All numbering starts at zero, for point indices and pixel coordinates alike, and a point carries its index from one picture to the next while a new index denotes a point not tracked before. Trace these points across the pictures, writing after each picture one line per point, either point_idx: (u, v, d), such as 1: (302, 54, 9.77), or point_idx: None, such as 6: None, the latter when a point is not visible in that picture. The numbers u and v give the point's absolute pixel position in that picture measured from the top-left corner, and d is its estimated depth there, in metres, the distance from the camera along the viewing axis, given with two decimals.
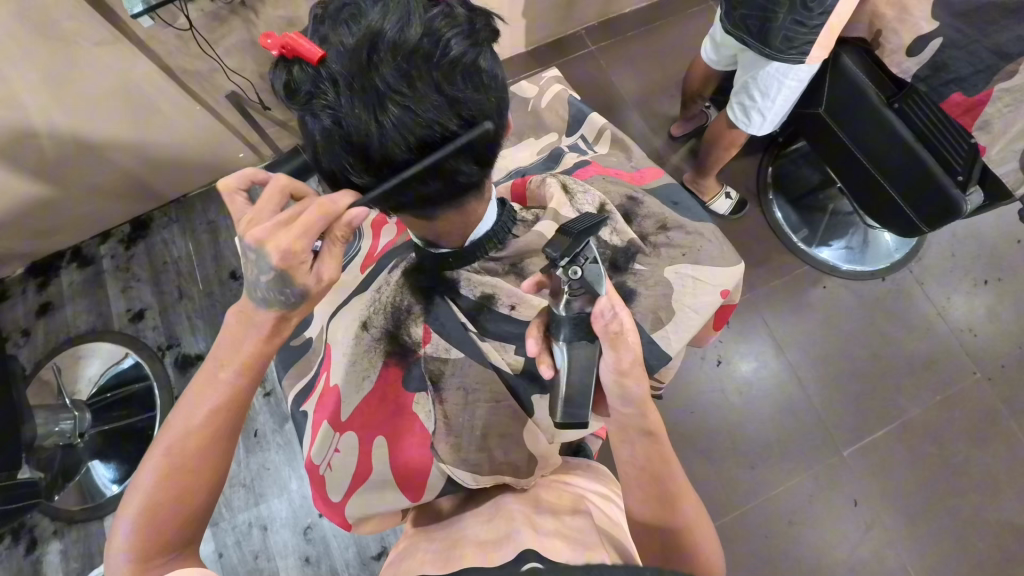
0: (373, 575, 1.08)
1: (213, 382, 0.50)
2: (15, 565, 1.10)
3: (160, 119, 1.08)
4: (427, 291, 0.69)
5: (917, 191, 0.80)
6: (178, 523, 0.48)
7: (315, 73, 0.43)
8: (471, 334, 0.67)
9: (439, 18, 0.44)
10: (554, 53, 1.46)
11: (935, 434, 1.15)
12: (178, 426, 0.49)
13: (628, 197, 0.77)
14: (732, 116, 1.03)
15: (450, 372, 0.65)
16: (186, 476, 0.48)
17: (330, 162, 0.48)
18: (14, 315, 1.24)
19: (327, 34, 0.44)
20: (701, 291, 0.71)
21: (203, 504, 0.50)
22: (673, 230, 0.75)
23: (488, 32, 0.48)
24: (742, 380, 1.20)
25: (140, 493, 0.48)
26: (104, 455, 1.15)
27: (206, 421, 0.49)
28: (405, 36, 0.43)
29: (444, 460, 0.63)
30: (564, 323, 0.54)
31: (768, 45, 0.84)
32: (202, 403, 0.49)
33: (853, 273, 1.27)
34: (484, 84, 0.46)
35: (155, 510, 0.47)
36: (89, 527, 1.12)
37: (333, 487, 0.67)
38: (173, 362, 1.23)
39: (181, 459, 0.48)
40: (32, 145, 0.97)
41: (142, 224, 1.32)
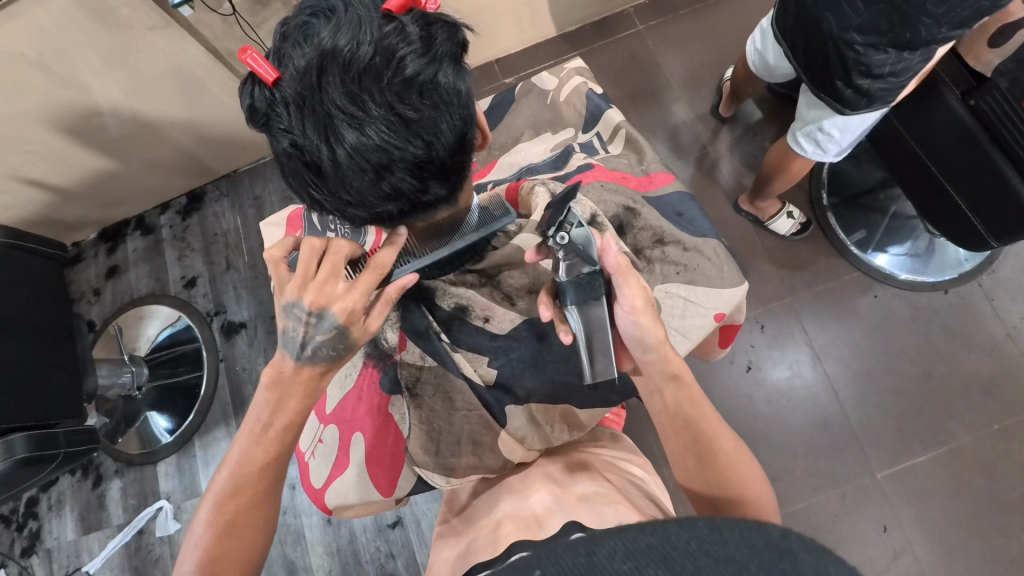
0: (388, 542, 1.14)
1: (260, 440, 0.53)
2: (84, 496, 1.24)
3: (211, 100, 1.14)
4: (404, 296, 0.68)
5: (955, 164, 0.77)
6: (236, 574, 0.51)
7: (272, 95, 0.44)
8: (444, 346, 0.67)
9: (392, 36, 0.43)
10: (597, 34, 1.40)
11: (988, 465, 1.05)
12: (224, 484, 0.52)
13: (625, 208, 0.74)
14: (798, 146, 0.98)
15: (425, 379, 0.67)
16: (237, 527, 0.52)
17: (293, 180, 0.49)
18: (88, 275, 1.38)
19: (284, 54, 0.44)
20: (692, 313, 0.69)
21: (257, 544, 0.53)
22: (670, 245, 0.72)
23: (452, 45, 0.46)
24: (772, 388, 1.15)
25: (194, 550, 0.50)
26: (159, 407, 1.27)
27: (251, 478, 0.52)
28: (354, 53, 0.42)
29: (417, 464, 0.66)
30: (568, 289, 0.54)
31: (844, 105, 0.83)
32: (251, 455, 0.53)
33: (912, 283, 1.16)
34: (444, 100, 0.45)
35: (210, 562, 0.50)
36: (144, 470, 1.24)
37: (316, 473, 0.73)
38: (219, 327, 1.32)
39: (232, 515, 0.52)
40: (98, 122, 1.06)
41: (197, 197, 1.41)
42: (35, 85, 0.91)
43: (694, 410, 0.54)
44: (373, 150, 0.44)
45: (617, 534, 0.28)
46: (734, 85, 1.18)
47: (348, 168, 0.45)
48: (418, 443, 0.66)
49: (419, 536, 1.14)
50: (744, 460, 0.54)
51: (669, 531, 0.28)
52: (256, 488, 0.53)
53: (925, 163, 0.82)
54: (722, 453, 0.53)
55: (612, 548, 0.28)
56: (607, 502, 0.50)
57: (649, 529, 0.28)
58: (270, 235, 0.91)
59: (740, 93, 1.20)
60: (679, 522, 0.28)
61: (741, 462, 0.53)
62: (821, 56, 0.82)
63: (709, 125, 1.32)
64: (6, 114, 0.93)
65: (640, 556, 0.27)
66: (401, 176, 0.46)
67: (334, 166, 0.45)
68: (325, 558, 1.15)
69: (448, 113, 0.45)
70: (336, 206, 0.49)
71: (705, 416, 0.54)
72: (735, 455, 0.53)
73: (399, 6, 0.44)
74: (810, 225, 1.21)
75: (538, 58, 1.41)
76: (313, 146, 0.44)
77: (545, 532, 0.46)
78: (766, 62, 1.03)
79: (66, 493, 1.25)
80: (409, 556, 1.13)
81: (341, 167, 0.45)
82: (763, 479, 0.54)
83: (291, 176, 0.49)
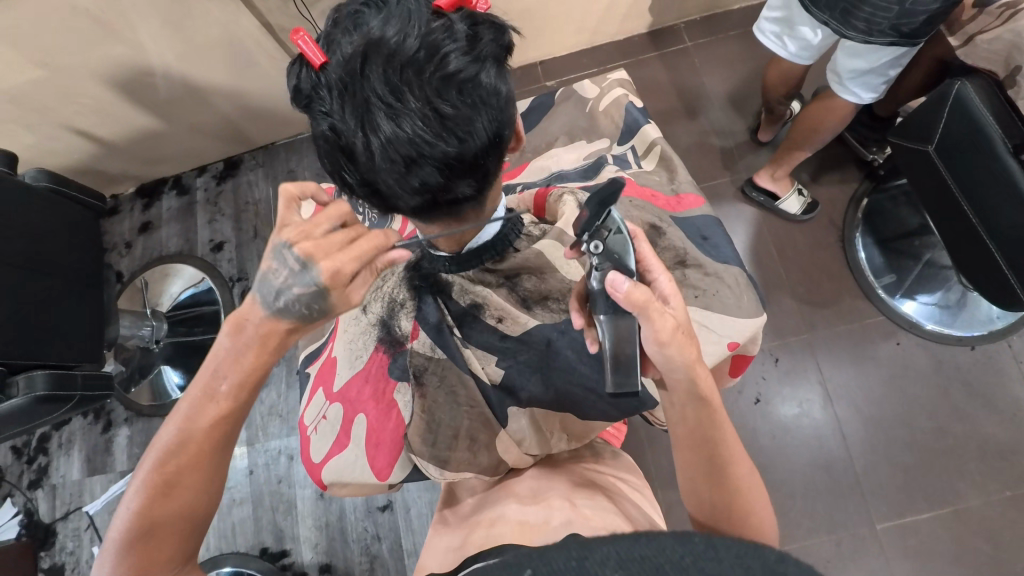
0: (376, 525, 1.16)
1: (212, 396, 0.50)
2: (92, 438, 1.29)
3: (258, 72, 1.17)
4: (423, 288, 0.70)
5: (995, 214, 0.76)
6: (176, 536, 0.50)
7: (317, 78, 0.45)
8: (454, 340, 0.67)
9: (439, 33, 0.44)
10: (645, 46, 1.39)
11: (995, 531, 1.02)
12: (170, 439, 0.50)
13: (651, 225, 0.73)
14: (848, 96, 0.95)
15: (432, 370, 0.67)
16: (178, 488, 0.49)
17: (328, 163, 0.50)
18: (122, 227, 1.43)
19: (334, 40, 0.45)
20: (707, 339, 0.68)
21: (195, 514, 0.51)
22: (692, 267, 0.71)
23: (497, 46, 0.47)
24: (778, 424, 1.12)
25: (130, 506, 0.48)
26: (173, 363, 1.31)
27: (198, 437, 0.50)
28: (400, 46, 0.43)
29: (415, 452, 0.68)
30: (599, 297, 0.52)
31: (911, 37, 0.80)
32: (201, 411, 0.50)
33: (937, 334, 1.13)
34: (482, 100, 0.45)
35: (146, 525, 0.48)
36: (152, 421, 1.28)
37: (316, 448, 0.74)
38: (239, 293, 1.35)
39: (174, 474, 0.49)
40: (150, 82, 1.09)
41: (233, 164, 1.44)
42: (93, 39, 0.94)
43: (722, 432, 0.53)
44: (404, 141, 0.44)
45: (611, 543, 0.28)
46: (765, 88, 1.14)
47: (380, 158, 0.45)
48: (417, 432, 0.67)
49: (407, 522, 1.15)
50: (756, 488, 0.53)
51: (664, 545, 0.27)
52: (203, 448, 0.50)
53: (964, 210, 0.82)
54: (738, 479, 0.52)
55: (604, 556, 0.27)
56: (595, 520, 0.51)
57: (642, 540, 0.28)
58: None
59: (778, 116, 1.19)
60: (676, 537, 0.28)
61: (755, 493, 0.53)
62: (868, 10, 0.78)
63: (747, 149, 1.30)
64: (63, 65, 0.97)
65: (632, 565, 0.26)
66: (428, 171, 0.46)
67: (367, 153, 0.46)
68: (313, 530, 1.17)
69: (485, 113, 0.46)
70: (365, 193, 0.50)
71: (731, 440, 0.53)
72: (751, 485, 0.53)
73: (449, 4, 0.45)
74: (818, 206, 1.22)
75: (582, 64, 1.41)
76: (350, 132, 0.45)
77: (539, 541, 0.48)
78: (782, 43, 1.00)
79: (77, 433, 1.29)
80: (395, 541, 1.15)
81: (373, 155, 0.45)
82: (768, 509, 0.54)
83: (325, 158, 0.50)
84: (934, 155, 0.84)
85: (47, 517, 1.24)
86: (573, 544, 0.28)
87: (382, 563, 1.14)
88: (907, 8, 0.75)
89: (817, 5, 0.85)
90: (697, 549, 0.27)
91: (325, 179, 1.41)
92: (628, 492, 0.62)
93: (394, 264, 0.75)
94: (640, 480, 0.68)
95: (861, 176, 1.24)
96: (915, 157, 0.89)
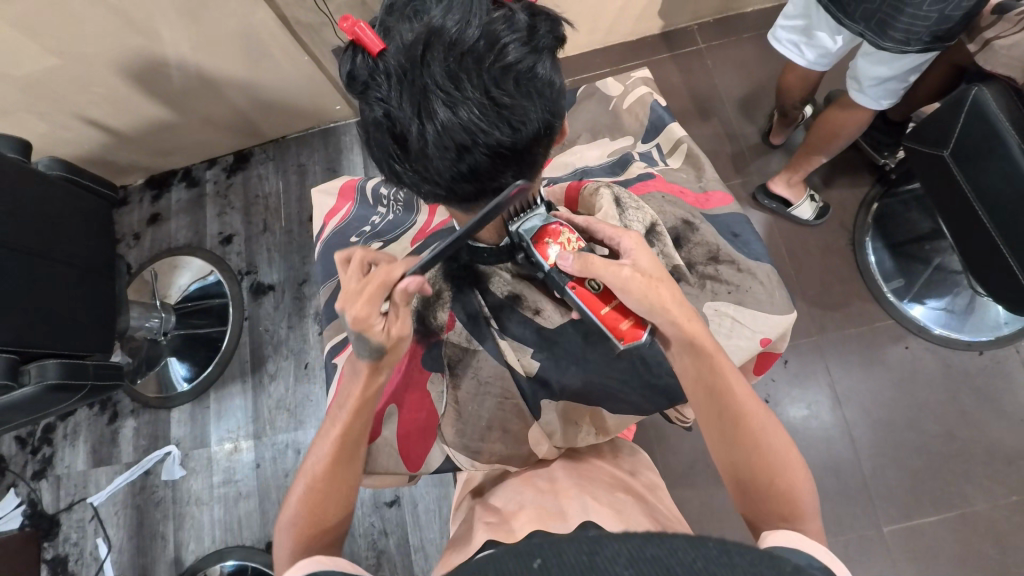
0: (383, 520, 1.16)
1: (339, 412, 0.58)
2: (98, 429, 1.29)
3: (272, 66, 1.16)
4: (459, 279, 0.70)
5: (1011, 220, 0.76)
6: (321, 536, 0.56)
7: (373, 64, 0.45)
8: (491, 333, 0.69)
9: (499, 22, 0.44)
10: (658, 47, 1.39)
11: (1000, 536, 1.02)
12: (314, 452, 0.58)
13: (683, 221, 0.74)
14: (865, 102, 0.96)
15: (468, 361, 0.69)
16: (320, 494, 0.56)
17: (376, 150, 0.50)
18: (132, 218, 1.42)
19: (392, 27, 0.45)
20: (739, 334, 0.69)
21: (336, 515, 0.57)
22: (723, 263, 0.73)
23: (552, 38, 0.47)
24: (786, 425, 1.13)
25: (288, 508, 0.57)
26: (180, 356, 1.30)
27: (330, 448, 0.57)
28: (461, 35, 0.43)
29: (447, 443, 0.69)
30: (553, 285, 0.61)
31: (943, 40, 0.81)
32: (331, 426, 0.58)
33: (945, 339, 1.13)
34: (537, 91, 0.46)
35: (298, 525, 0.55)
36: (159, 413, 1.28)
37: None
38: (248, 286, 1.35)
39: (318, 482, 0.56)
40: (165, 73, 1.09)
41: (244, 157, 1.44)
42: (109, 29, 0.94)
43: (730, 389, 0.54)
44: (460, 128, 0.44)
45: (622, 542, 0.28)
46: (780, 91, 1.14)
47: (433, 145, 0.45)
48: (450, 424, 0.69)
49: (415, 518, 1.15)
50: (779, 445, 0.53)
51: (675, 546, 0.27)
52: (336, 457, 0.57)
53: (979, 217, 0.82)
54: (752, 429, 0.53)
55: (616, 552, 0.26)
56: (619, 515, 0.51)
57: (655, 540, 0.27)
58: (320, 202, 0.96)
59: (792, 118, 1.19)
60: (689, 541, 0.28)
61: (773, 442, 0.53)
62: (907, 22, 0.78)
63: (759, 151, 1.30)
64: (79, 54, 0.97)
65: (644, 565, 0.26)
66: (481, 159, 0.46)
67: (420, 140, 0.45)
68: None
69: (540, 104, 0.46)
70: (412, 182, 0.50)
71: (742, 396, 0.54)
72: (769, 444, 0.53)
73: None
74: (829, 211, 1.23)
75: (595, 64, 1.41)
76: (405, 118, 0.45)
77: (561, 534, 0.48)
78: (800, 50, 1.01)
79: (82, 423, 1.29)
80: (401, 537, 1.14)
81: (426, 141, 0.45)
82: (800, 468, 0.53)
83: (374, 146, 0.50)
84: (950, 161, 0.84)
85: (51, 507, 1.24)
86: (586, 540, 0.28)
87: (389, 559, 1.13)
88: (945, 14, 0.75)
89: (850, 17, 0.86)
90: (707, 555, 0.26)
91: (336, 173, 1.41)
92: (646, 489, 0.62)
93: (427, 252, 0.74)
94: (656, 481, 0.67)
95: (873, 179, 1.25)
96: (929, 163, 0.90)
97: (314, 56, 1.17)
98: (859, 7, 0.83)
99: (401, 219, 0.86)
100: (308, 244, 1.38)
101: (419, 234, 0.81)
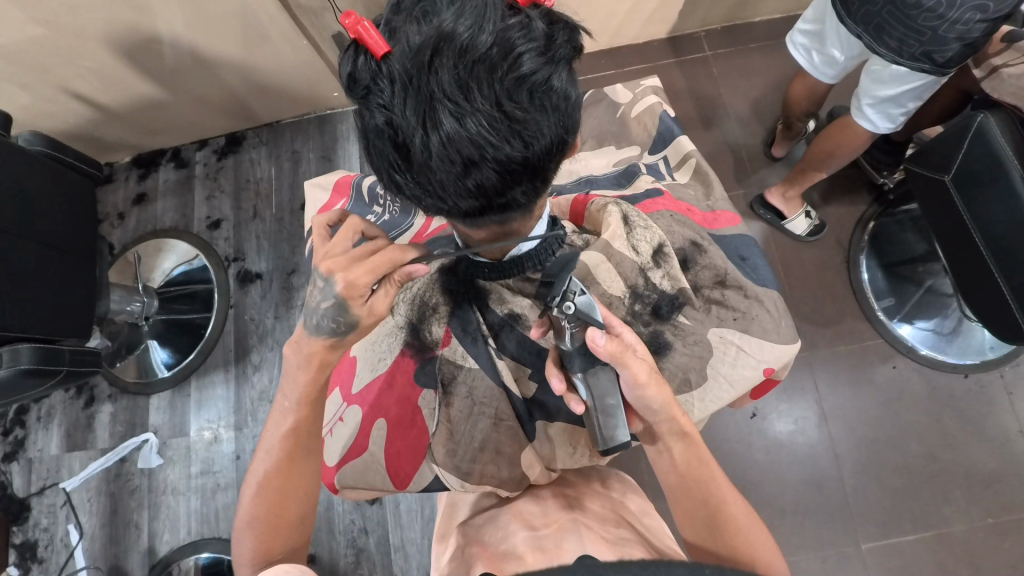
0: (364, 517, 1.14)
1: (283, 408, 0.59)
2: (73, 414, 1.25)
3: (269, 47, 1.12)
4: (458, 294, 0.71)
5: (1010, 250, 0.76)
6: (287, 523, 0.58)
7: (377, 67, 0.43)
8: (489, 351, 0.69)
9: (515, 31, 0.42)
10: (664, 52, 1.38)
11: (974, 557, 1.04)
12: (264, 462, 0.58)
13: (692, 242, 0.74)
14: (864, 122, 0.94)
15: (461, 380, 0.69)
16: (277, 490, 0.57)
17: (375, 159, 0.48)
18: (117, 197, 1.38)
19: (398, 29, 0.43)
20: (742, 361, 0.69)
21: (299, 506, 0.59)
22: (730, 289, 0.72)
23: (569, 48, 0.46)
24: (772, 440, 1.13)
25: (242, 506, 0.57)
26: (162, 341, 1.27)
27: (284, 444, 0.58)
28: (473, 41, 0.41)
29: (437, 462, 0.68)
30: (574, 355, 0.55)
31: (940, 66, 0.80)
32: (275, 425, 0.58)
33: (932, 360, 1.14)
34: (551, 105, 0.44)
35: (265, 517, 0.57)
36: (137, 400, 1.25)
37: (329, 450, 0.74)
38: (235, 274, 1.32)
39: (278, 480, 0.57)
40: (156, 49, 1.05)
41: (236, 140, 1.40)
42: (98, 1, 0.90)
43: (710, 481, 0.56)
44: (468, 141, 0.42)
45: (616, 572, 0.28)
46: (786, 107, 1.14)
47: (436, 158, 0.43)
48: (441, 443, 0.68)
49: (396, 517, 1.14)
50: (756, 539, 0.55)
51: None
52: (293, 452, 0.58)
53: (976, 245, 0.82)
54: (732, 521, 0.55)
55: None
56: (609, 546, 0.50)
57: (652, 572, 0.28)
58: (315, 196, 0.94)
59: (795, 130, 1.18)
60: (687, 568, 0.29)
61: (751, 532, 0.55)
62: (904, 29, 0.78)
63: (761, 164, 1.30)
64: (67, 25, 0.93)
65: None
66: (487, 174, 0.45)
67: (424, 152, 0.43)
68: None
69: (553, 118, 0.45)
70: (413, 194, 0.48)
71: (721, 488, 0.56)
72: (747, 538, 0.54)
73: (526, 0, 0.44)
74: (825, 228, 1.23)
75: (601, 65, 1.39)
76: (408, 127, 0.43)
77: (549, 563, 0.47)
78: (809, 56, 1.00)
79: (57, 407, 1.25)
80: (382, 535, 1.13)
81: (431, 154, 0.43)
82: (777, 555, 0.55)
83: (372, 154, 0.47)
84: (950, 186, 0.84)
85: (21, 491, 1.20)
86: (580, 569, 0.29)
87: (369, 557, 1.12)
88: (939, 34, 0.76)
89: (851, 17, 0.85)
90: None
91: (331, 162, 1.37)
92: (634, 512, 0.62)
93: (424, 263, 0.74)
94: (643, 501, 0.67)
95: (871, 199, 1.24)
96: (930, 187, 0.89)
97: (313, 40, 1.14)
98: (862, 8, 0.83)
99: (397, 220, 0.85)
100: (299, 233, 1.34)
101: (415, 239, 0.82)
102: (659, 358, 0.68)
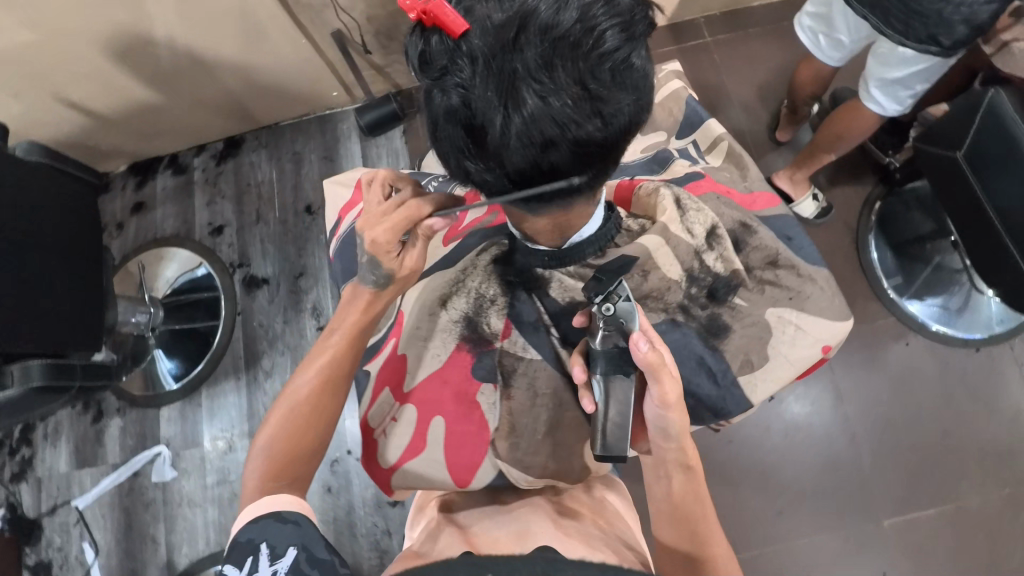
0: (386, 519, 1.13)
1: (326, 343, 0.66)
2: (80, 429, 1.22)
3: (267, 47, 1.10)
4: (514, 283, 0.74)
5: None
6: (300, 458, 0.61)
7: (456, 47, 0.44)
8: (551, 340, 0.72)
9: (598, 8, 0.43)
10: (665, 39, 1.37)
11: (990, 528, 1.06)
12: (299, 388, 0.64)
13: (741, 223, 0.75)
14: (870, 104, 0.95)
15: (522, 371, 0.71)
16: (304, 419, 0.62)
17: (445, 141, 0.49)
18: (114, 207, 1.35)
19: (475, 7, 0.44)
20: (802, 341, 0.71)
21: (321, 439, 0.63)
22: (783, 268, 0.73)
23: (644, 25, 0.47)
24: (789, 421, 1.14)
25: (267, 432, 0.62)
26: (168, 351, 1.25)
27: (325, 377, 0.64)
28: (557, 19, 0.43)
29: (500, 458, 0.68)
30: (599, 357, 0.59)
31: (946, 50, 0.80)
32: (314, 359, 0.65)
33: (943, 336, 1.15)
34: (629, 83, 0.46)
35: (287, 445, 0.61)
36: (146, 412, 1.22)
37: (384, 454, 0.72)
38: (241, 281, 1.29)
39: (309, 407, 0.63)
40: (152, 52, 1.03)
41: (234, 144, 1.37)
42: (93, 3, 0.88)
43: (703, 511, 0.57)
44: (550, 120, 0.44)
45: None
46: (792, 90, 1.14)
47: (516, 136, 0.45)
48: (504, 440, 0.69)
49: None
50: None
51: None
52: (330, 384, 0.64)
53: (990, 219, 0.83)
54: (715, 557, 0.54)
55: None
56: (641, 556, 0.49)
57: None
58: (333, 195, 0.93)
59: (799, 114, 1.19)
60: None
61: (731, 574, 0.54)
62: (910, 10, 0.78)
63: (767, 148, 1.30)
64: (61, 29, 0.91)
65: None
66: (565, 151, 0.47)
67: (504, 132, 0.45)
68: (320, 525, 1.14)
69: (630, 95, 0.47)
70: (482, 174, 0.50)
71: (712, 524, 0.56)
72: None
73: None
74: (832, 210, 1.24)
75: None
76: (488, 107, 0.45)
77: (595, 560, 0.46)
78: (816, 39, 1.00)
79: (63, 423, 1.22)
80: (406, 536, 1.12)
81: (511, 133, 0.45)
82: None
83: (443, 136, 0.49)
84: (963, 162, 0.84)
85: (31, 510, 1.18)
86: None
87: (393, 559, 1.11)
88: (946, 15, 0.75)
89: None
90: None
91: (334, 162, 1.35)
92: None
93: (476, 256, 0.76)
94: None
95: (878, 178, 1.25)
96: (942, 164, 0.90)
97: (312, 38, 1.12)
98: None
99: None
100: (304, 235, 1.32)
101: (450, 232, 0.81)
102: (719, 340, 0.71)
